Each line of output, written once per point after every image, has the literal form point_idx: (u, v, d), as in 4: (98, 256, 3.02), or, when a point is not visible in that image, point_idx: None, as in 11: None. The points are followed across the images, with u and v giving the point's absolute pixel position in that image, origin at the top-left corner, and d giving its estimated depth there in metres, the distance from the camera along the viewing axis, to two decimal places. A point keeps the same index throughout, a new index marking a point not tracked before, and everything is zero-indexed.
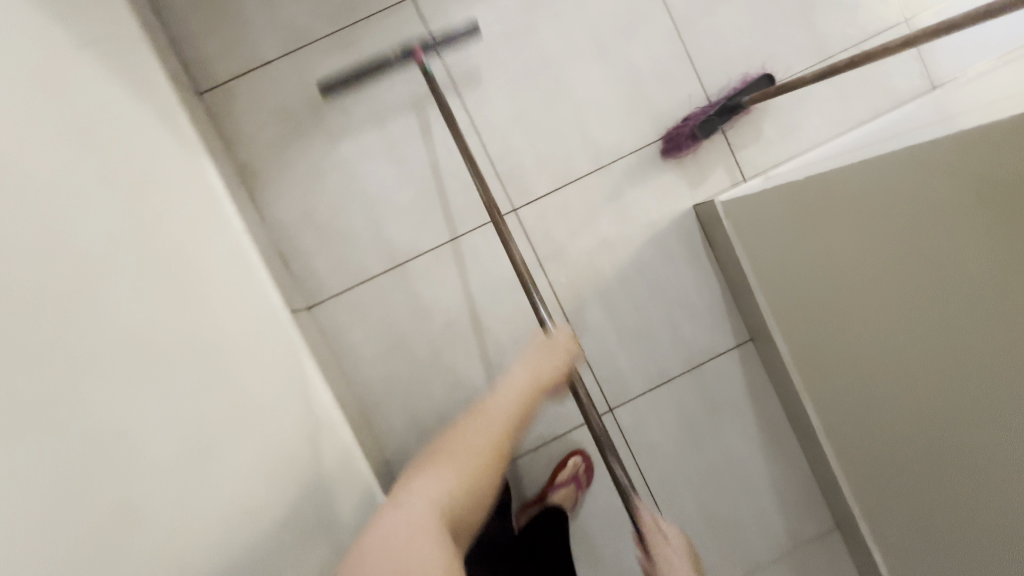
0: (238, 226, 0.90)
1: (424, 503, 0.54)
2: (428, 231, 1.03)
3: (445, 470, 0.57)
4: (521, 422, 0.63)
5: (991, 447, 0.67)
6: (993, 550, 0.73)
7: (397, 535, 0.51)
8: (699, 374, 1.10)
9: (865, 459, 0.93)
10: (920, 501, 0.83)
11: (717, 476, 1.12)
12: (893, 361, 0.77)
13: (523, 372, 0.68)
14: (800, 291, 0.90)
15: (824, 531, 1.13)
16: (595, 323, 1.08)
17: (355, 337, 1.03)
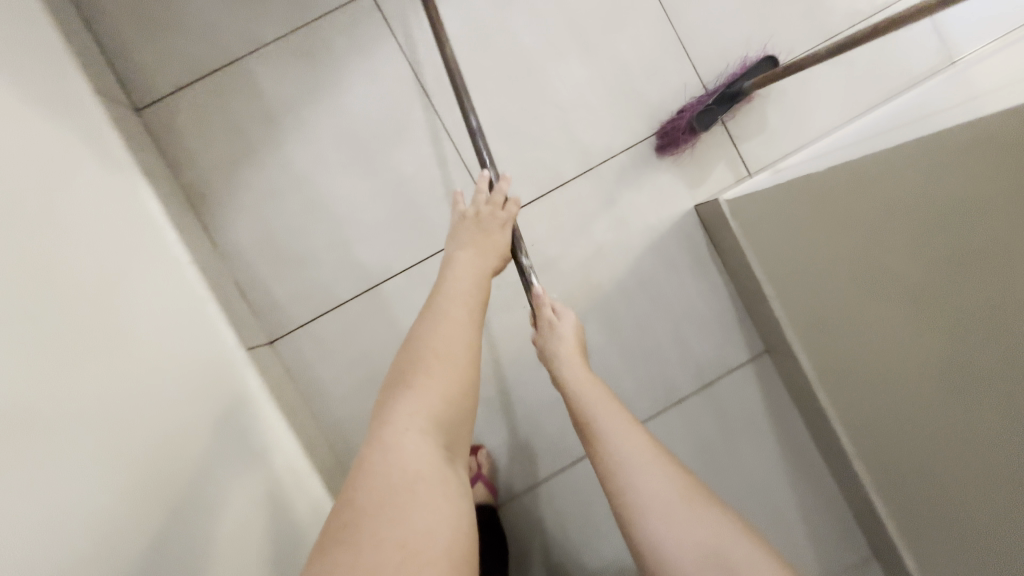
0: (181, 256, 0.79)
1: (405, 432, 0.53)
2: (400, 252, 0.92)
3: (418, 392, 0.57)
4: (475, 317, 0.67)
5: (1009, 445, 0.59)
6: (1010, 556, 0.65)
7: (393, 471, 0.49)
8: (712, 393, 0.98)
9: (893, 478, 0.83)
10: (944, 518, 0.75)
11: (739, 507, 1.00)
12: (893, 358, 0.70)
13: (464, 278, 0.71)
14: (799, 291, 0.81)
15: (861, 562, 1.01)
16: (592, 342, 0.97)
17: (325, 373, 0.92)
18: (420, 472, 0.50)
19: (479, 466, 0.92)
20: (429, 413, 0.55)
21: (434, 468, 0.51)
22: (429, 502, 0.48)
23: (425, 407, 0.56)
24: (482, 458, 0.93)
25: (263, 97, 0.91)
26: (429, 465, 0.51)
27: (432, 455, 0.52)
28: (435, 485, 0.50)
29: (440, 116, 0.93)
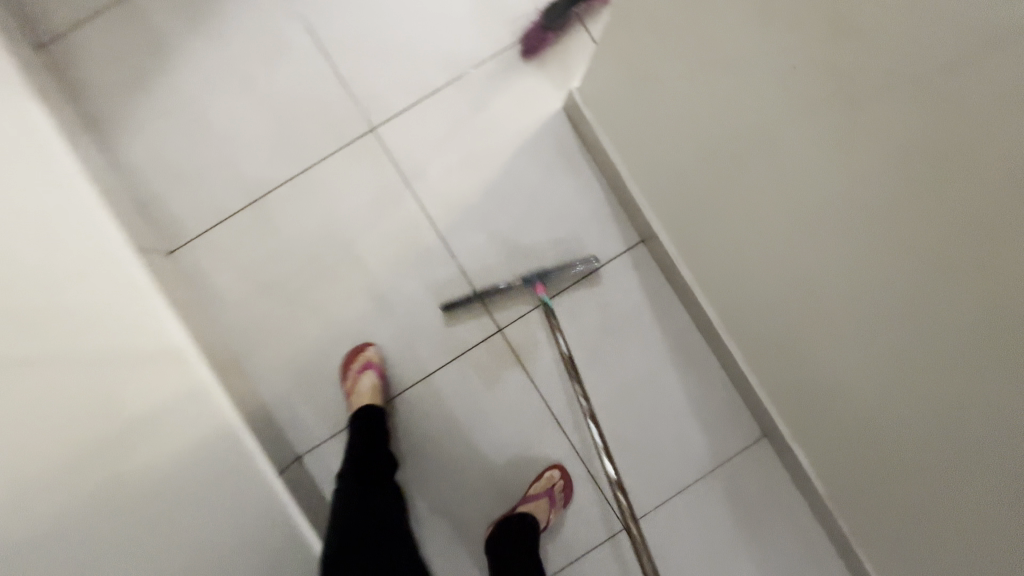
0: (70, 169, 0.87)
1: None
2: (286, 164, 1.01)
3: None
4: None
5: (853, 352, 0.71)
6: (828, 408, 0.82)
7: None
8: (591, 283, 1.03)
9: (853, 412, 0.77)
10: (942, 440, 0.64)
11: (624, 395, 1.03)
12: (758, 237, 0.77)
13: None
14: (706, 238, 0.88)
15: (753, 444, 1.03)
16: (471, 240, 1.01)
17: (220, 280, 0.99)
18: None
19: (369, 359, 0.98)
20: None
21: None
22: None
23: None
24: (373, 353, 0.99)
25: (156, 30, 1.02)
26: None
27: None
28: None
29: (316, 37, 1.02)
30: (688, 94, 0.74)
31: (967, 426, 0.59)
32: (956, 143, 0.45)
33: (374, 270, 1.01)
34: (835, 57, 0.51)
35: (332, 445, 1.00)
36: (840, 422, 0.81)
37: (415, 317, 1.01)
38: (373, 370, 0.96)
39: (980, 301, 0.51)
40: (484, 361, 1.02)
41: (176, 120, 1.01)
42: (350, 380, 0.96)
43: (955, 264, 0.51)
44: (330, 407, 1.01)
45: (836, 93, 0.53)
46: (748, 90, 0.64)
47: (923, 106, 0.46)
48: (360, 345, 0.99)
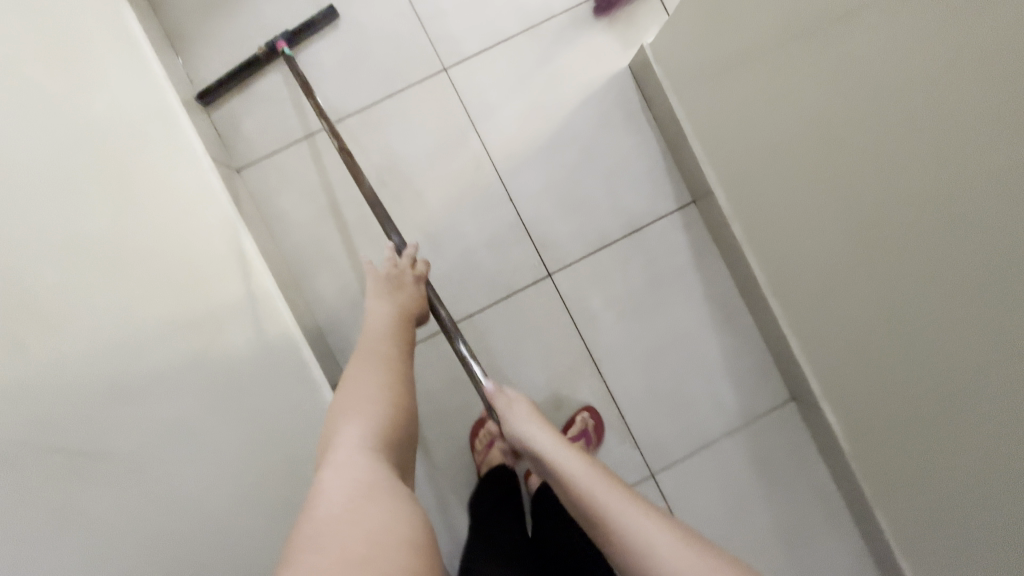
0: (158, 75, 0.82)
1: (341, 437, 0.57)
2: (358, 95, 1.04)
3: (360, 412, 0.60)
4: (399, 377, 0.67)
5: (856, 316, 0.80)
6: (837, 357, 0.90)
7: (342, 440, 0.57)
8: (641, 237, 1.06)
9: (873, 385, 0.83)
10: (951, 416, 0.70)
11: (663, 348, 1.07)
12: (787, 197, 0.84)
13: (382, 317, 0.76)
14: (756, 214, 0.94)
15: (780, 406, 1.07)
16: (529, 186, 1.05)
17: (285, 201, 1.02)
18: (368, 477, 0.52)
19: (496, 430, 1.06)
20: (367, 425, 0.59)
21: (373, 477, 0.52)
22: (374, 505, 0.48)
23: (370, 371, 0.66)
24: None
25: None
26: (374, 477, 0.52)
27: (379, 465, 0.55)
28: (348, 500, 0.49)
29: None
30: (752, 76, 0.80)
31: (972, 403, 0.66)
32: (970, 148, 0.52)
33: (435, 205, 1.04)
34: (878, 61, 0.58)
35: None
36: (852, 376, 0.88)
37: (469, 255, 1.04)
38: (499, 442, 1.05)
39: (984, 292, 0.57)
40: (533, 303, 1.05)
41: (254, 43, 1.04)
42: (479, 456, 1.05)
43: (963, 254, 0.58)
44: None
45: (876, 91, 0.60)
46: (807, 82, 0.70)
47: (943, 114, 0.53)
48: (487, 414, 1.09)
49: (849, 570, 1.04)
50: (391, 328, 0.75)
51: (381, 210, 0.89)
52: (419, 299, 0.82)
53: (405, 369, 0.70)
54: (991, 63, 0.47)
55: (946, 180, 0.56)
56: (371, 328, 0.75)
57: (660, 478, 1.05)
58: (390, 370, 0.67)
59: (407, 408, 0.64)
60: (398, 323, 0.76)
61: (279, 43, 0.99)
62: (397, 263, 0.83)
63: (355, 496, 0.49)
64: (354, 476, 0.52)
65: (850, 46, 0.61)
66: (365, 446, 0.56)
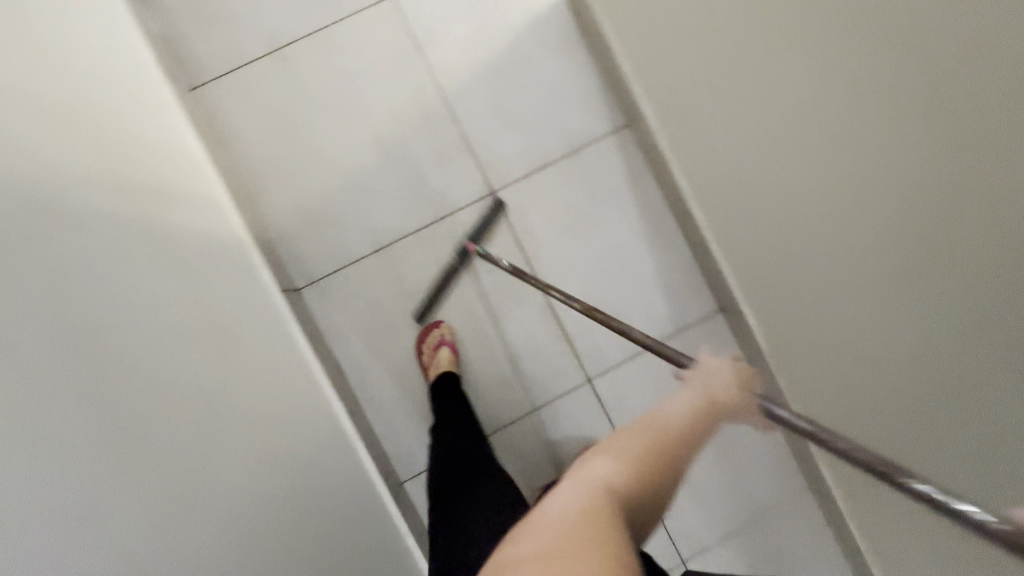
0: (128, 27, 0.94)
1: (583, 477, 0.49)
2: (308, 19, 1.09)
3: (614, 458, 0.50)
4: (682, 456, 0.50)
5: (861, 329, 0.79)
6: (821, 350, 0.89)
7: (583, 480, 0.48)
8: (579, 158, 1.13)
9: (828, 356, 0.88)
10: (909, 396, 0.74)
11: (602, 263, 1.14)
12: (794, 211, 0.83)
13: (688, 390, 0.57)
14: (722, 191, 0.98)
15: (709, 317, 1.16)
16: (474, 108, 1.11)
17: (238, 119, 1.07)
18: (584, 521, 0.43)
19: (443, 335, 1.08)
20: (615, 479, 0.48)
21: (585, 525, 0.43)
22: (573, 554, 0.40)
23: (647, 424, 0.52)
24: (445, 329, 1.09)
25: None
26: (592, 532, 0.42)
27: (606, 522, 0.43)
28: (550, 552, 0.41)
29: None
30: (721, 50, 0.82)
31: (936, 385, 0.69)
32: (986, 156, 0.53)
33: (384, 125, 1.09)
34: (871, 61, 0.60)
35: (331, 284, 1.08)
36: (824, 353, 0.89)
37: (418, 174, 1.10)
38: (446, 346, 1.07)
39: (976, 288, 0.59)
40: (478, 219, 1.11)
41: None
42: (428, 360, 1.07)
43: (963, 258, 0.60)
44: (330, 248, 1.08)
45: (871, 92, 0.61)
46: (826, 90, 0.67)
47: (950, 121, 0.54)
48: (435, 322, 1.10)
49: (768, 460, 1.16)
50: (694, 401, 0.55)
51: (639, 336, 0.72)
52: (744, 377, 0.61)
53: (693, 452, 0.51)
54: (991, 73, 0.49)
55: (955, 182, 0.57)
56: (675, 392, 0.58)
57: (595, 379, 1.13)
58: (677, 440, 0.51)
59: (665, 487, 0.49)
60: (699, 393, 0.56)
61: (471, 246, 1.07)
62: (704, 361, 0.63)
63: (562, 541, 0.42)
64: (570, 521, 0.43)
65: (840, 44, 0.63)
66: (602, 493, 0.46)
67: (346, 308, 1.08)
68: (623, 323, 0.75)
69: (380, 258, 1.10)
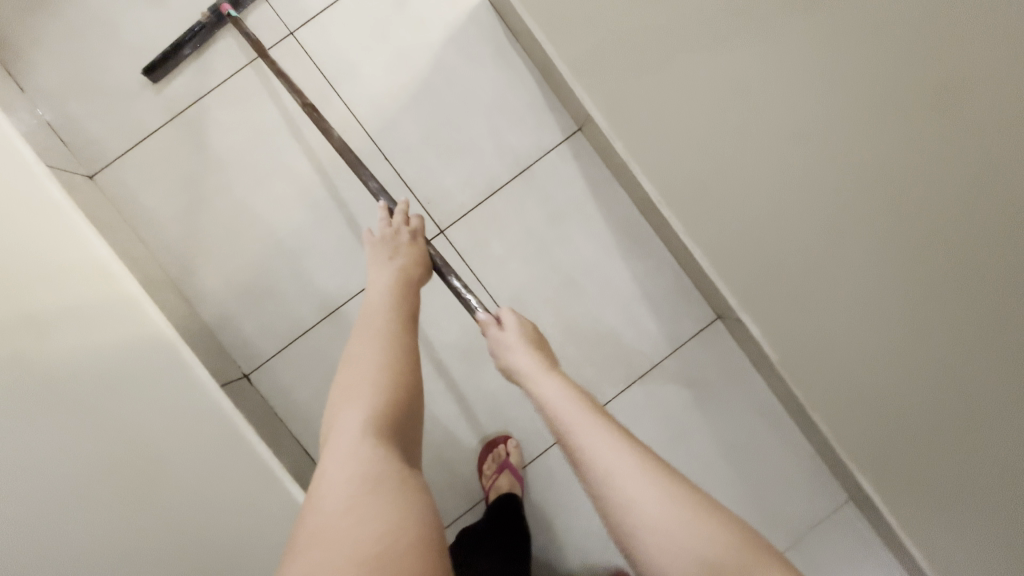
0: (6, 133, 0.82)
1: (346, 443, 0.51)
2: (207, 75, 0.98)
3: (354, 402, 0.55)
4: (397, 367, 0.59)
5: (844, 339, 0.75)
6: (810, 360, 0.86)
7: (345, 440, 0.52)
8: (531, 175, 1.01)
9: (832, 371, 0.82)
10: (931, 407, 0.68)
11: (575, 288, 1.02)
12: (752, 225, 0.79)
13: (384, 294, 0.69)
14: (731, 227, 0.83)
15: (706, 326, 1.02)
16: (404, 141, 0.99)
17: (148, 200, 0.96)
18: (366, 482, 0.48)
19: (508, 455, 1.00)
20: (371, 422, 0.54)
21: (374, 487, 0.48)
22: (376, 515, 0.45)
23: (376, 359, 0.59)
24: (511, 447, 1.01)
25: None
26: (371, 488, 0.48)
27: (386, 465, 0.50)
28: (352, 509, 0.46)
29: None
30: (707, 54, 0.68)
31: (959, 412, 0.65)
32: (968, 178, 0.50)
33: (308, 177, 0.98)
34: (864, 70, 0.53)
35: (279, 363, 0.97)
36: (815, 364, 0.85)
37: (355, 225, 0.98)
38: (509, 468, 0.98)
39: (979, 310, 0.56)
40: None
41: (87, 39, 0.98)
42: (487, 479, 0.99)
43: (957, 281, 0.56)
44: (272, 325, 0.97)
45: (863, 101, 0.55)
46: (787, 104, 0.63)
47: (930, 139, 0.51)
48: (500, 437, 1.02)
49: (797, 473, 1.04)
50: (402, 309, 0.67)
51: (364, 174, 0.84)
52: (421, 261, 0.76)
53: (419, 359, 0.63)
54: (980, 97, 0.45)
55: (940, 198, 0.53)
56: (377, 304, 0.67)
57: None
58: (390, 359, 0.60)
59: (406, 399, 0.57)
60: (405, 298, 0.69)
61: (222, 5, 0.93)
62: (392, 225, 0.78)
63: (354, 499, 0.47)
64: (360, 480, 0.48)
65: (831, 62, 0.56)
66: (366, 442, 0.52)
67: (300, 387, 0.97)
68: (362, 170, 0.84)
69: (330, 323, 0.98)
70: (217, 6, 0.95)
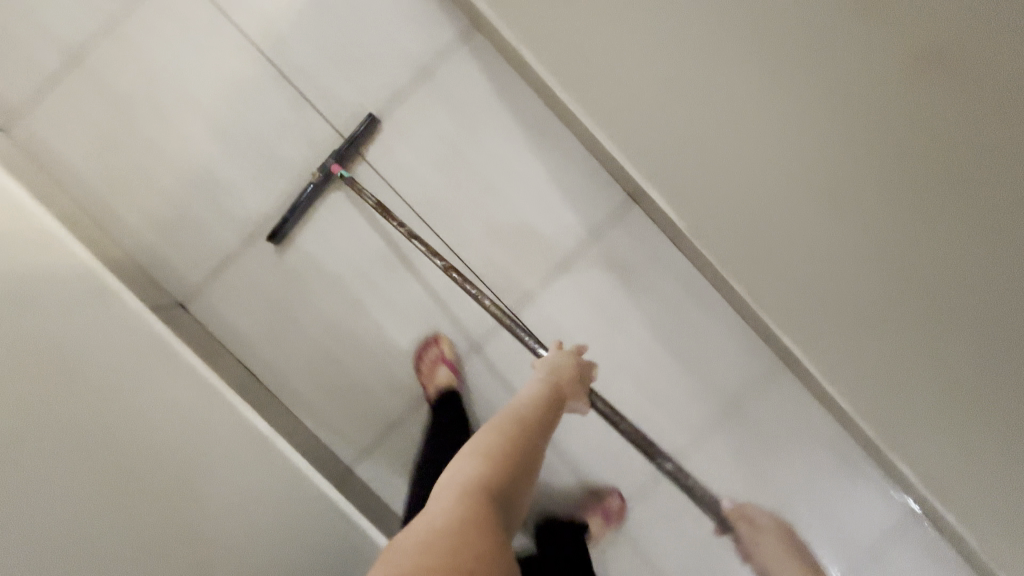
0: None
1: (455, 481, 0.58)
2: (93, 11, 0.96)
3: (474, 458, 0.61)
4: (513, 442, 0.64)
5: (820, 200, 0.74)
6: (768, 235, 0.83)
7: (456, 482, 0.58)
8: (430, 78, 1.01)
9: (801, 240, 0.79)
10: (924, 234, 0.69)
11: (488, 185, 1.02)
12: (676, 81, 0.78)
13: (537, 386, 0.77)
14: (610, 84, 0.87)
15: (621, 209, 1.04)
16: (300, 58, 0.99)
17: (56, 144, 0.97)
18: (461, 524, 0.51)
19: (443, 353, 1.01)
20: (479, 475, 0.58)
21: (469, 519, 0.51)
22: (461, 546, 0.49)
23: (493, 432, 0.66)
24: (445, 346, 1.02)
25: None
26: (461, 519, 0.52)
27: (482, 511, 0.53)
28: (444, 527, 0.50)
29: None
30: None
31: (919, 317, 0.74)
32: (968, 104, 0.60)
33: (210, 105, 0.98)
34: None
35: (208, 290, 1.00)
36: (777, 241, 0.83)
37: (262, 146, 0.99)
38: (445, 363, 1.00)
39: (951, 223, 0.66)
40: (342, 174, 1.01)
41: None
42: (426, 377, 1.00)
43: (947, 200, 0.65)
44: (197, 254, 1.00)
45: None
46: None
47: None
48: (433, 338, 1.03)
49: (729, 344, 1.05)
50: (540, 395, 0.74)
51: (366, 196, 0.96)
52: (576, 373, 0.82)
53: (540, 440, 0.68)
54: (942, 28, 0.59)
55: (947, 138, 0.62)
56: (522, 395, 0.75)
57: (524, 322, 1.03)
58: (516, 432, 0.65)
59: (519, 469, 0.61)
60: (544, 390, 0.76)
61: (334, 167, 0.96)
62: (554, 354, 0.85)
63: (447, 527, 0.51)
64: (459, 521, 0.51)
65: None
66: (464, 493, 0.55)
67: (232, 310, 1.01)
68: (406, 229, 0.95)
69: (252, 246, 1.01)
70: (328, 166, 0.97)
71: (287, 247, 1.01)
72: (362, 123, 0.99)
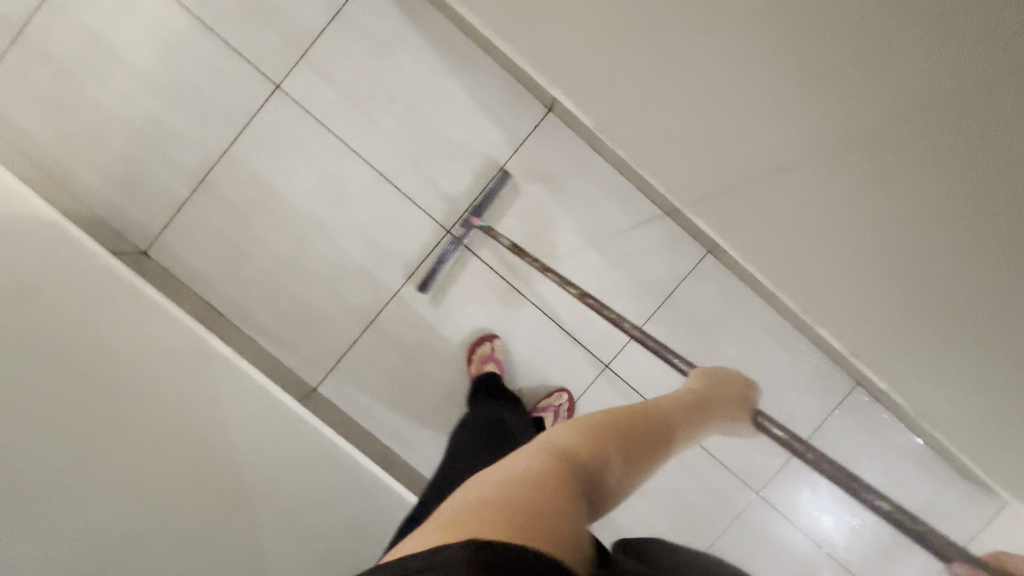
0: None
1: (548, 441, 0.56)
2: None
3: (575, 426, 0.59)
4: (620, 427, 0.61)
5: (841, 155, 0.73)
6: (751, 170, 0.85)
7: (546, 441, 0.56)
8: (345, 16, 1.06)
9: (793, 177, 0.80)
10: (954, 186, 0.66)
11: (413, 114, 1.09)
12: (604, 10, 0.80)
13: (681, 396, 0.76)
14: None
15: (540, 122, 1.09)
16: (222, 10, 1.06)
17: (16, 117, 1.07)
18: (537, 478, 0.49)
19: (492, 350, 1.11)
20: (572, 443, 0.55)
21: (555, 476, 0.49)
22: (531, 495, 0.46)
23: (604, 413, 0.62)
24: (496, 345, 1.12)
25: None
26: (539, 474, 0.50)
27: (563, 476, 0.50)
28: (530, 473, 0.49)
29: None
30: None
31: (988, 250, 0.68)
32: (952, 46, 0.55)
33: (148, 65, 1.06)
34: None
35: (169, 236, 1.10)
36: (779, 185, 0.83)
37: (200, 99, 1.07)
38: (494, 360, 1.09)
39: (961, 158, 0.62)
40: (275, 117, 1.08)
41: None
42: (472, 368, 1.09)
43: (972, 164, 0.62)
44: (155, 204, 1.09)
45: None
46: None
47: None
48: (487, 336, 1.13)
49: (654, 240, 1.12)
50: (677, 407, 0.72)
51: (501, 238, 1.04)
52: (736, 392, 0.83)
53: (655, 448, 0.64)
54: (956, 14, 0.53)
55: (940, 87, 0.58)
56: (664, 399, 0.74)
57: (483, 257, 1.12)
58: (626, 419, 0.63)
59: (612, 451, 0.57)
60: (693, 398, 0.76)
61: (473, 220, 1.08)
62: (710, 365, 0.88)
63: (524, 478, 0.49)
64: (537, 476, 0.49)
65: None
66: (548, 452, 0.53)
67: (192, 252, 1.10)
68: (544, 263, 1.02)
69: (202, 192, 1.09)
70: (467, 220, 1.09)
71: (234, 190, 1.09)
72: (495, 179, 1.10)
